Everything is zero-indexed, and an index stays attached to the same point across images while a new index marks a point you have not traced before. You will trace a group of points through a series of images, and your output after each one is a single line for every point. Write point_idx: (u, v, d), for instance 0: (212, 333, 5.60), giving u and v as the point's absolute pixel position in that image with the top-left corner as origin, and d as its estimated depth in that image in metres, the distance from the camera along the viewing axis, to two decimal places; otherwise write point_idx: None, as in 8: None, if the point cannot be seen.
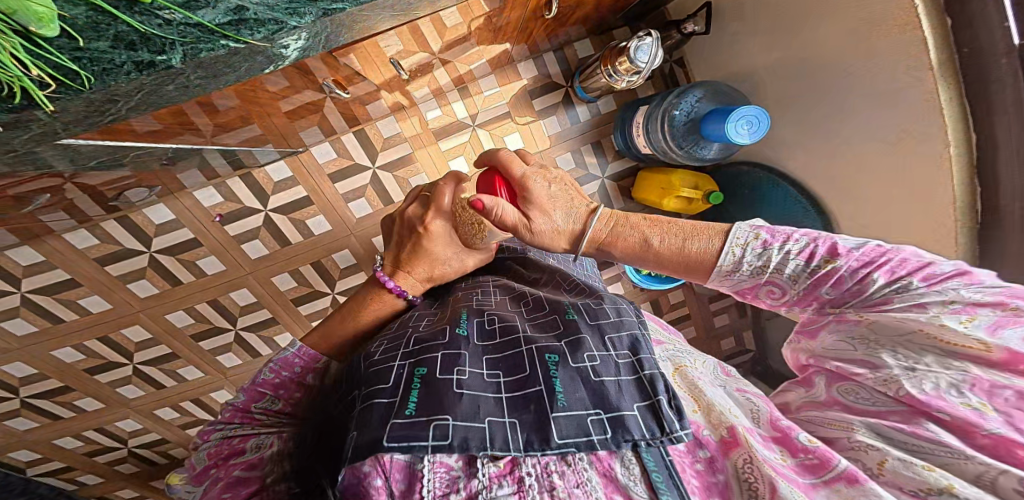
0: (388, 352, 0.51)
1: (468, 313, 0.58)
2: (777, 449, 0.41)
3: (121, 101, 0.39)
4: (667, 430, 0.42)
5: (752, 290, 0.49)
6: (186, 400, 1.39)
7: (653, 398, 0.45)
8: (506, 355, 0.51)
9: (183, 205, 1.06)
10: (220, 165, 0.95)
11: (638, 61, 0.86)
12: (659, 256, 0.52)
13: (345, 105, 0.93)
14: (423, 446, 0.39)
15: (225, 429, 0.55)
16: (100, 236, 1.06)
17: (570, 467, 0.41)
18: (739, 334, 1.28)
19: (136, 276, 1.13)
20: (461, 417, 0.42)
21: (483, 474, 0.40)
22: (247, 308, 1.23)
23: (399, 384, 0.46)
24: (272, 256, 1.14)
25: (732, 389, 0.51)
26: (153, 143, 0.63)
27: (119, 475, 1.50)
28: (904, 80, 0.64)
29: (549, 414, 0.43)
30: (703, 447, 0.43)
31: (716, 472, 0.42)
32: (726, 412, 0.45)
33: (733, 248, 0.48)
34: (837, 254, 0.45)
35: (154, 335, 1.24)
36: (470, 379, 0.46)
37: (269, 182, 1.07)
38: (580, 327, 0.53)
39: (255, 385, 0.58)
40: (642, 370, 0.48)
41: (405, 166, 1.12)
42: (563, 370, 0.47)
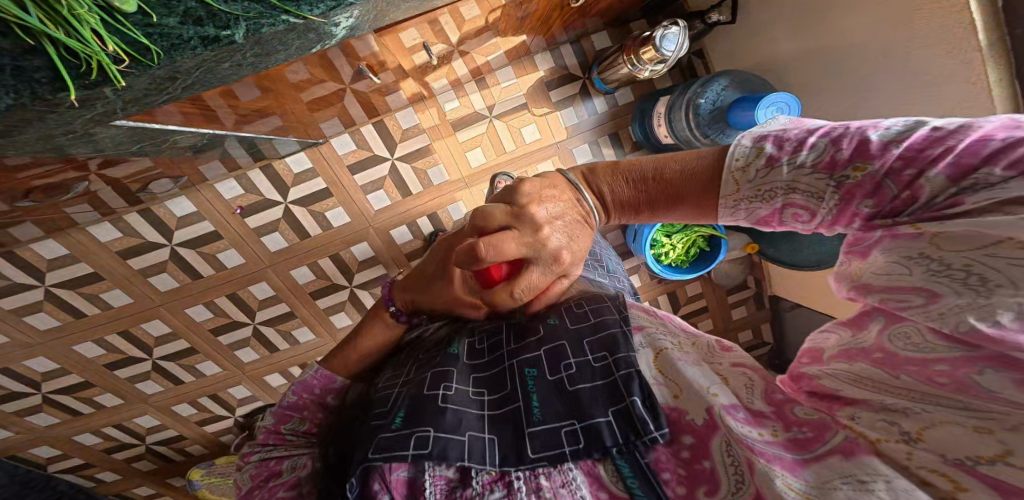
0: (390, 385, 0.57)
1: (459, 333, 0.61)
2: (770, 423, 0.37)
3: (181, 79, 0.40)
4: (642, 432, 0.40)
5: (775, 221, 0.40)
6: (203, 396, 1.39)
7: (626, 400, 0.43)
8: (489, 374, 0.53)
9: (204, 198, 1.07)
10: (240, 155, 0.96)
11: (665, 50, 0.89)
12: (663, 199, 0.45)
13: (366, 95, 0.95)
14: (405, 456, 0.42)
15: (262, 451, 0.59)
16: (123, 229, 1.08)
17: (558, 469, 0.43)
18: (757, 326, 1.29)
19: (157, 269, 1.14)
20: (441, 429, 0.44)
21: (478, 482, 0.43)
22: (265, 303, 1.23)
23: (392, 406, 0.51)
24: (292, 250, 1.15)
25: (721, 365, 0.44)
26: (191, 128, 0.64)
27: (136, 472, 1.50)
28: (948, 63, 0.62)
29: (525, 428, 0.45)
30: (685, 433, 0.40)
31: (701, 459, 0.39)
32: (704, 393, 0.40)
33: (732, 173, 0.39)
34: (869, 155, 0.32)
35: (174, 330, 1.24)
36: (456, 395, 0.48)
37: (289, 174, 1.09)
38: (560, 333, 0.52)
39: (282, 408, 0.62)
40: (615, 372, 0.46)
41: (423, 158, 1.14)
42: (541, 384, 0.48)
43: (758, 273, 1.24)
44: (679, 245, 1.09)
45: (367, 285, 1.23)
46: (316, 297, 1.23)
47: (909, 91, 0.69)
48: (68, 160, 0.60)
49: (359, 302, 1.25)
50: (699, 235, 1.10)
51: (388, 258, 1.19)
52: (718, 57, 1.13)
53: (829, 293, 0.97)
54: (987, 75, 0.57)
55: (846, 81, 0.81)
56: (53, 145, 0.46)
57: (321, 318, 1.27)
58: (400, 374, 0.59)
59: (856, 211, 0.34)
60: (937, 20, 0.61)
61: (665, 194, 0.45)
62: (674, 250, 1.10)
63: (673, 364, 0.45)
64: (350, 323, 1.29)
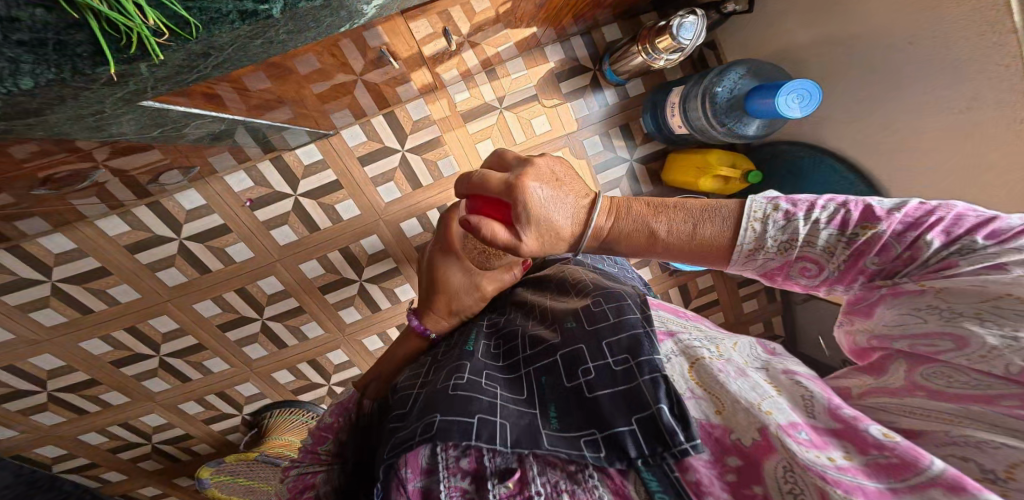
0: (412, 380, 0.60)
1: (479, 336, 0.63)
2: (841, 446, 0.35)
3: (213, 56, 0.41)
4: (672, 444, 0.40)
5: (782, 273, 0.46)
6: (210, 394, 1.38)
7: (652, 407, 0.42)
8: (507, 378, 0.54)
9: (215, 190, 1.07)
10: (251, 146, 0.96)
11: (683, 39, 0.92)
12: (672, 238, 0.48)
13: (379, 87, 0.96)
14: (412, 439, 0.46)
15: (299, 467, 0.61)
16: (132, 223, 1.07)
17: (581, 485, 0.43)
18: (768, 319, 1.29)
19: (166, 263, 1.13)
20: (449, 412, 0.46)
21: (495, 494, 0.44)
22: (274, 297, 1.22)
23: (411, 406, 0.53)
24: (301, 243, 1.15)
25: (772, 375, 0.44)
26: (215, 112, 0.64)
27: (141, 472, 1.49)
28: (979, 44, 0.64)
29: (542, 429, 0.46)
30: (732, 455, 0.39)
31: (751, 484, 0.38)
32: (755, 410, 0.39)
33: (750, 223, 0.45)
34: (875, 218, 0.40)
35: (181, 325, 1.23)
36: (467, 383, 0.50)
37: (299, 165, 1.09)
38: (577, 336, 0.53)
39: (318, 429, 0.63)
40: (638, 375, 0.45)
41: (433, 149, 1.14)
42: (557, 392, 0.50)
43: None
44: None
45: (376, 278, 1.23)
46: (325, 292, 1.22)
47: (938, 76, 0.71)
48: (86, 146, 0.59)
49: (368, 296, 1.25)
50: None
51: (399, 251, 1.20)
52: (731, 47, 1.15)
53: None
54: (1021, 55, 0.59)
55: (865, 68, 0.83)
56: (83, 127, 0.46)
57: (331, 313, 1.27)
58: (422, 371, 0.61)
59: (865, 268, 0.41)
60: (971, 4, 0.63)
61: (679, 236, 0.47)
62: None
63: (712, 375, 0.44)
64: (359, 317, 1.29)
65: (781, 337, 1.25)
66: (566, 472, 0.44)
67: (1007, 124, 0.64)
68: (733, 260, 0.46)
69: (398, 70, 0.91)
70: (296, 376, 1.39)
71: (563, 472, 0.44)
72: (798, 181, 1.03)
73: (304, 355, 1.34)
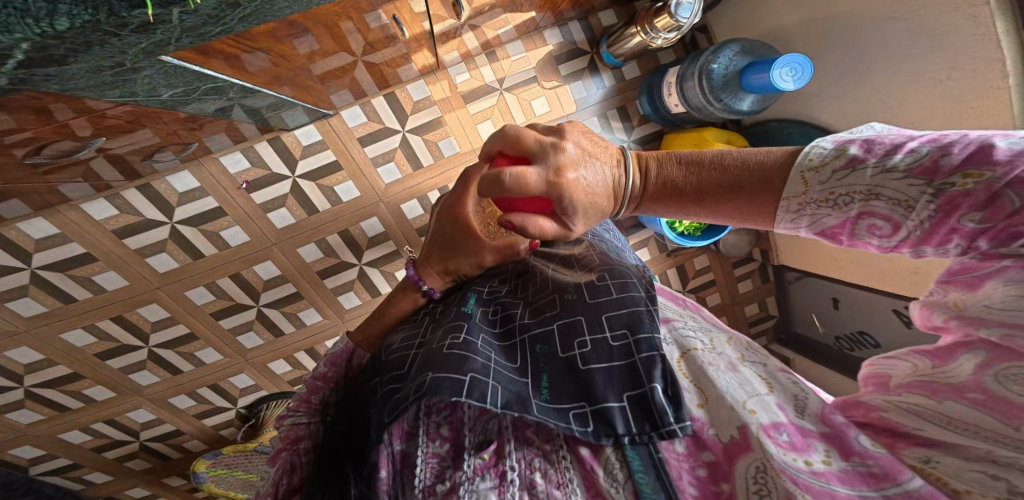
0: (407, 341, 0.51)
1: (477, 299, 0.51)
2: (819, 446, 0.32)
3: (241, 7, 0.41)
4: (659, 424, 0.34)
5: (845, 233, 0.36)
6: (202, 387, 1.33)
7: (644, 385, 0.35)
8: (501, 344, 0.44)
9: (209, 172, 1.04)
10: (249, 126, 0.94)
11: (680, 17, 0.94)
12: (715, 192, 0.40)
13: (380, 66, 0.94)
14: (408, 399, 0.37)
15: (293, 418, 0.52)
16: (120, 206, 1.03)
17: (554, 466, 0.37)
18: (762, 299, 1.33)
19: (157, 249, 1.09)
20: (440, 370, 0.37)
21: (468, 465, 0.38)
22: (270, 283, 1.19)
23: (411, 367, 0.44)
24: (299, 226, 1.13)
25: (767, 370, 0.39)
26: (215, 72, 0.63)
27: (129, 472, 1.41)
28: (957, 18, 0.67)
29: (531, 398, 0.38)
30: (706, 449, 0.35)
31: (719, 481, 0.34)
32: (737, 407, 0.34)
33: (803, 172, 0.36)
34: (990, 161, 0.28)
35: (171, 314, 1.18)
36: (463, 342, 0.41)
37: (298, 146, 1.07)
38: (577, 307, 0.43)
39: (313, 378, 0.55)
40: (636, 353, 0.37)
41: (434, 130, 1.14)
42: (552, 362, 0.41)
43: (765, 245, 1.26)
44: None
45: (376, 263, 1.22)
46: (324, 277, 1.21)
47: (916, 49, 0.75)
48: (67, 113, 0.55)
49: (368, 281, 1.24)
50: None
51: (399, 234, 1.19)
52: (721, 31, 1.20)
53: (835, 256, 1.00)
54: (994, 22, 0.63)
55: (849, 46, 0.87)
56: (110, 80, 0.52)
57: (330, 299, 1.25)
58: (419, 332, 0.52)
59: (958, 226, 0.30)
60: None
61: (719, 188, 0.40)
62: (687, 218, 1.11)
63: (701, 372, 0.38)
64: (359, 303, 1.27)
65: (776, 317, 1.29)
66: (541, 451, 0.39)
67: (985, 90, 0.66)
68: (781, 212, 0.38)
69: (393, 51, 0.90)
70: (293, 365, 1.36)
71: (538, 451, 0.39)
72: None
73: (301, 343, 1.31)
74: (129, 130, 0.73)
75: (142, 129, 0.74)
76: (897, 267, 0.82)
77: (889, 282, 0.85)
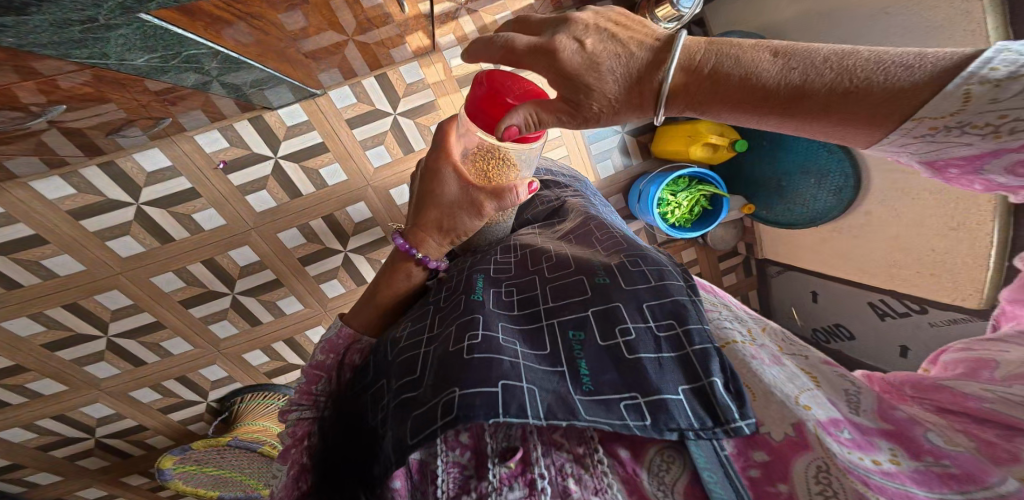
0: (414, 336, 0.44)
1: (484, 279, 0.47)
2: (883, 445, 0.27)
3: None
4: (721, 420, 0.29)
5: (963, 170, 0.28)
6: (169, 380, 1.24)
7: (702, 379, 0.31)
8: (525, 335, 0.39)
9: (181, 149, 0.96)
10: (227, 103, 0.87)
11: (682, 8, 0.95)
12: (815, 95, 0.29)
13: (373, 46, 0.90)
14: (433, 432, 0.30)
15: (295, 412, 0.49)
16: (77, 185, 0.94)
17: (589, 471, 0.32)
18: (744, 293, 1.37)
19: (119, 232, 1.00)
20: (468, 385, 0.31)
21: (494, 475, 0.33)
22: (247, 270, 1.13)
23: (425, 370, 0.38)
24: (280, 210, 1.07)
25: (808, 363, 0.34)
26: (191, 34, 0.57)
27: (83, 471, 1.31)
28: (950, 15, 0.70)
29: (572, 395, 0.32)
30: (759, 448, 0.29)
31: (774, 481, 0.28)
32: (788, 403, 0.29)
33: (969, 83, 0.25)
34: None
35: (135, 302, 1.09)
36: (484, 342, 0.35)
37: (281, 127, 1.01)
38: (612, 293, 0.39)
39: (312, 367, 0.51)
40: (687, 345, 0.33)
41: (426, 114, 1.10)
42: (590, 350, 0.35)
43: (750, 239, 1.30)
44: (684, 204, 1.11)
45: (361, 250, 1.18)
46: (306, 263, 1.15)
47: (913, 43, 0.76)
48: (8, 77, 0.48)
49: (353, 268, 1.20)
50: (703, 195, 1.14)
51: (386, 220, 1.15)
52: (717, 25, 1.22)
53: (818, 250, 1.04)
54: (985, 19, 0.65)
55: (845, 41, 0.89)
56: (77, 38, 0.47)
57: (312, 287, 1.19)
58: (425, 325, 0.45)
59: None
60: None
61: (816, 92, 0.29)
62: (678, 209, 1.13)
63: (743, 365, 0.33)
64: (343, 291, 1.22)
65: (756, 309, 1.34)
66: (573, 455, 0.33)
67: None
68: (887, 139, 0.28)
69: (381, 33, 0.86)
70: (271, 356, 1.30)
71: (569, 455, 0.33)
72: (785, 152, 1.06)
73: (281, 332, 1.26)
74: (95, 100, 0.65)
75: (108, 100, 0.67)
76: (876, 260, 0.86)
77: (867, 276, 0.89)
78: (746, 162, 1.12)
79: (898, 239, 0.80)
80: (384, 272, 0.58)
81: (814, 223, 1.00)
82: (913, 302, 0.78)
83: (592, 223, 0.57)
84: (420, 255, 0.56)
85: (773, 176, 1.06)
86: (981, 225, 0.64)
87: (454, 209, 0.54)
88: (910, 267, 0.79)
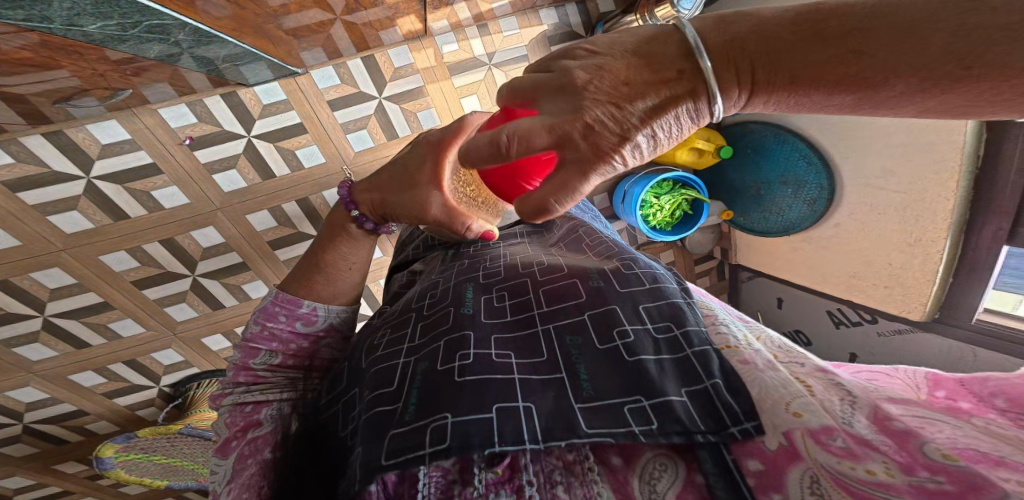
0: (393, 346, 0.45)
1: (474, 287, 0.49)
2: (876, 456, 0.24)
3: None
4: (729, 421, 0.28)
5: None
6: (117, 363, 1.16)
7: (706, 381, 0.31)
8: (522, 339, 0.40)
9: (141, 122, 0.88)
10: (196, 76, 0.80)
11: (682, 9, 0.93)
12: (923, 54, 0.20)
13: (361, 27, 0.86)
14: (420, 458, 0.30)
15: (235, 394, 0.49)
16: (15, 153, 0.84)
17: (578, 478, 0.30)
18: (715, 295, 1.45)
19: (64, 207, 0.91)
20: (461, 411, 0.32)
21: (479, 481, 0.32)
22: (210, 252, 1.06)
23: (403, 384, 0.38)
24: (252, 190, 1.01)
25: (803, 371, 0.31)
26: (155, 5, 0.54)
27: (14, 458, 1.21)
28: None
29: (572, 404, 0.32)
30: (752, 456, 0.27)
31: (768, 491, 0.26)
32: (777, 408, 0.28)
33: None
34: None
35: (80, 281, 1.01)
36: (476, 364, 0.36)
37: (257, 104, 0.95)
38: (609, 296, 0.41)
39: (247, 341, 0.52)
40: (687, 347, 0.34)
41: (414, 100, 1.07)
42: (587, 355, 0.36)
43: (725, 244, 1.35)
44: (666, 207, 1.15)
45: None
46: (277, 247, 1.10)
47: None
48: None
49: None
50: (684, 199, 1.17)
51: None
52: None
53: (784, 259, 1.12)
54: None
55: None
56: None
57: (281, 272, 1.15)
58: (407, 335, 0.46)
59: None
60: None
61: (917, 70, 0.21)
62: (660, 212, 1.17)
63: (739, 368, 0.32)
64: None
65: None
66: (562, 462, 0.32)
67: None
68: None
69: (367, 15, 0.82)
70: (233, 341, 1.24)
71: (558, 462, 0.31)
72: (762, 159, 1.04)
73: (243, 317, 1.20)
74: (37, 65, 0.59)
75: (57, 67, 0.61)
76: (840, 271, 0.95)
77: (829, 286, 0.98)
78: (728, 166, 1.14)
79: (863, 251, 0.87)
80: (327, 231, 0.62)
81: (787, 232, 1.04)
82: (866, 313, 0.90)
83: (581, 231, 0.61)
84: (357, 213, 0.60)
85: (754, 183, 1.09)
86: (935, 240, 0.73)
87: (404, 198, 0.51)
88: (868, 279, 0.88)
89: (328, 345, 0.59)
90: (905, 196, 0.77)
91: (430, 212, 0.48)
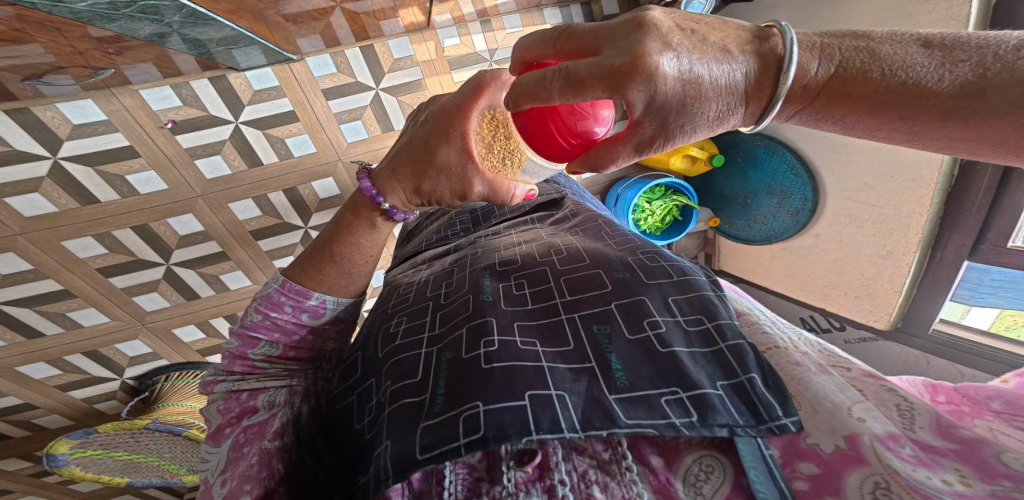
0: (412, 335, 0.46)
1: (491, 276, 0.50)
2: (949, 465, 0.26)
3: None
4: (766, 418, 0.30)
5: None
6: (75, 355, 1.08)
7: (741, 375, 0.33)
8: (548, 326, 0.41)
9: (118, 102, 0.82)
10: (184, 58, 0.75)
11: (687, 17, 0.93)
12: (924, 94, 0.26)
13: (361, 15, 0.83)
14: (454, 450, 0.30)
15: (228, 381, 0.48)
16: None
17: (613, 478, 0.32)
18: None
19: (24, 188, 0.84)
20: (493, 401, 0.32)
21: (509, 479, 0.33)
22: (188, 240, 1.01)
23: (427, 374, 0.39)
24: (236, 178, 0.97)
25: (853, 375, 0.34)
26: None
27: None
28: None
29: (606, 395, 0.33)
30: (805, 459, 0.29)
31: (823, 494, 0.27)
32: (842, 415, 0.29)
33: None
34: None
35: (37, 267, 0.93)
36: (502, 351, 0.37)
37: (247, 91, 0.91)
38: (637, 286, 0.42)
39: (245, 329, 0.50)
40: (720, 340, 0.35)
41: (412, 92, 1.05)
42: (620, 344, 0.37)
43: (709, 250, 1.40)
44: (657, 212, 1.21)
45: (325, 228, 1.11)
46: (260, 238, 1.06)
47: None
48: None
49: None
50: (675, 206, 1.23)
51: None
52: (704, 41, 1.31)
53: (762, 266, 1.20)
54: None
55: None
56: None
57: (264, 263, 1.11)
58: (426, 323, 0.47)
59: None
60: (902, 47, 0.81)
61: (896, 95, 0.27)
62: (651, 216, 1.22)
63: (789, 368, 0.34)
64: None
65: None
66: (596, 461, 0.33)
67: None
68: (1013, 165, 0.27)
69: (370, 4, 0.80)
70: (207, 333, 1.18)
71: (592, 461, 0.33)
72: (751, 167, 1.10)
73: (220, 309, 1.15)
74: (8, 39, 0.54)
75: (29, 41, 0.56)
76: (816, 281, 1.04)
77: (805, 293, 1.08)
78: (718, 175, 1.20)
79: (837, 261, 0.98)
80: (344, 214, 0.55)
81: (770, 241, 1.12)
82: (836, 320, 1.03)
83: (601, 222, 0.62)
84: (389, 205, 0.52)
85: (741, 191, 1.15)
86: (906, 252, 0.83)
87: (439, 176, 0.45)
88: (840, 288, 0.99)
89: (328, 335, 0.57)
90: (883, 211, 0.85)
91: (472, 192, 0.45)
